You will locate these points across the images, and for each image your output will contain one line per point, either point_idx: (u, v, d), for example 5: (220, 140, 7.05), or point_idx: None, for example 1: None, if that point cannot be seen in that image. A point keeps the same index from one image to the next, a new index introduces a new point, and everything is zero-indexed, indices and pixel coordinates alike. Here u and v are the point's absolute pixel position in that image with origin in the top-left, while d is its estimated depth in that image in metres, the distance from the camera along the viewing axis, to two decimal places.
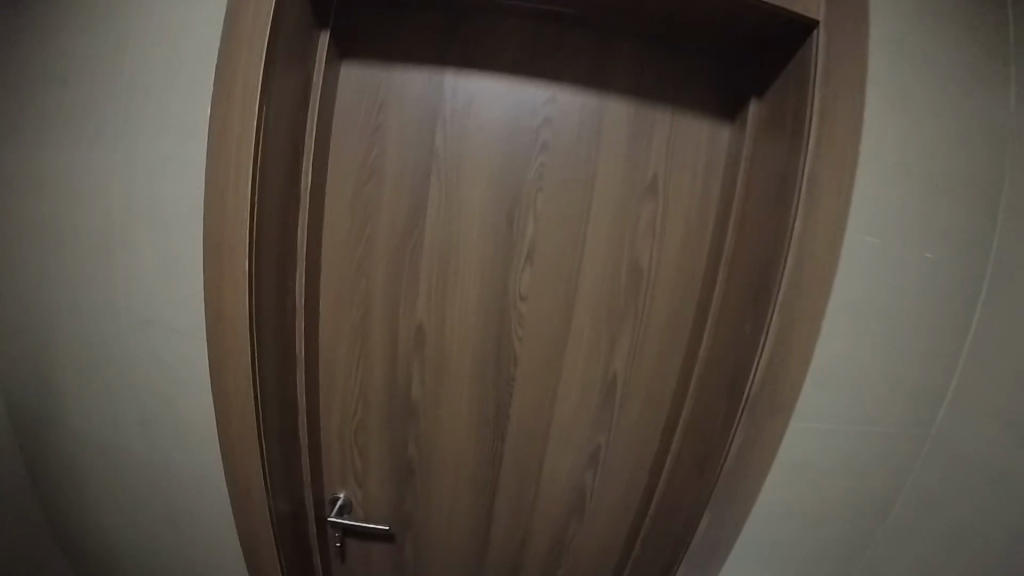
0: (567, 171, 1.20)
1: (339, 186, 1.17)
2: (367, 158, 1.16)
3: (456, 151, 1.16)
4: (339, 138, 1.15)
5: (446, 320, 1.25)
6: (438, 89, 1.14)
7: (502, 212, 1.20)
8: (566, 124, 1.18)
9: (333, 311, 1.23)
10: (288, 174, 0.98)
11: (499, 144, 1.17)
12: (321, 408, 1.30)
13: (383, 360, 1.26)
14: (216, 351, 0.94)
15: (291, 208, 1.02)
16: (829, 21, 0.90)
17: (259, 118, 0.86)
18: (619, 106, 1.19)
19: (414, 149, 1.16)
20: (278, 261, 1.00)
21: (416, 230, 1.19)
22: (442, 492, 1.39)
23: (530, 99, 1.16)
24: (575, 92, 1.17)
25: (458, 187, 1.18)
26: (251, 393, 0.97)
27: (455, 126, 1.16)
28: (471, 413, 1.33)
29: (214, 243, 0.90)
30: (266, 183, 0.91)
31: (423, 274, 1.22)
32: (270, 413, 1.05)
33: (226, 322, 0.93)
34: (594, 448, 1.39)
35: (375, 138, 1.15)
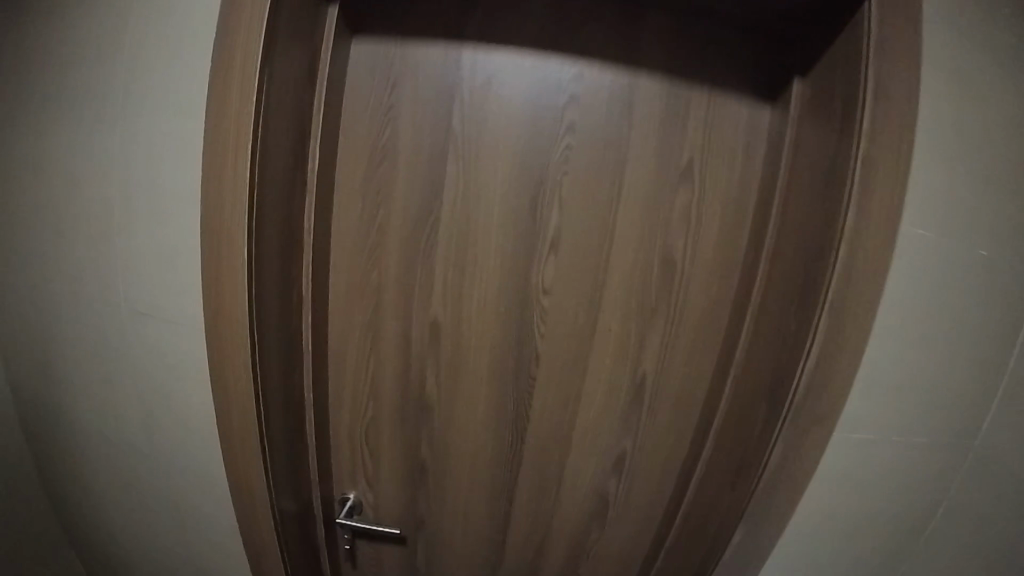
0: (595, 156, 1.11)
1: (349, 171, 1.11)
2: (379, 140, 1.09)
3: (473, 133, 1.08)
4: (350, 120, 1.09)
5: (461, 316, 1.18)
6: (457, 66, 1.06)
7: (524, 200, 1.11)
8: (595, 104, 1.09)
9: (342, 303, 1.17)
10: (292, 155, 0.91)
11: (520, 126, 1.08)
12: (331, 403, 1.24)
13: (395, 356, 1.20)
14: (217, 346, 0.89)
15: (297, 192, 0.95)
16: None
17: (258, 94, 0.79)
18: (653, 85, 1.09)
19: (429, 130, 1.08)
20: (282, 249, 0.94)
21: (431, 218, 1.12)
22: (456, 493, 1.33)
23: (555, 76, 1.07)
24: (604, 69, 1.07)
25: (476, 172, 1.09)
26: (252, 390, 0.91)
27: (474, 106, 1.07)
28: (488, 412, 1.26)
29: (211, 230, 0.84)
30: (266, 164, 0.84)
31: (437, 265, 1.14)
32: (273, 409, 0.99)
33: (225, 314, 0.87)
34: (620, 453, 1.30)
35: (388, 118, 1.08)
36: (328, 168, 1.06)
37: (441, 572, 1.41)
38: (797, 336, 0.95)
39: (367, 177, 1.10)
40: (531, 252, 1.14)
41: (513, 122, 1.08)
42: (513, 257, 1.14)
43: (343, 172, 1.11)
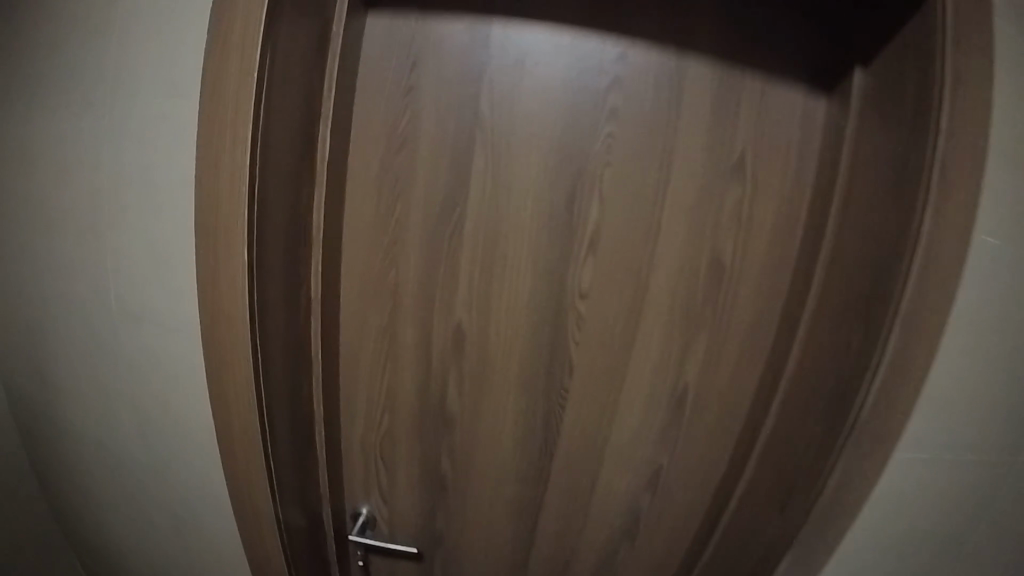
0: (637, 145, 0.99)
1: (361, 161, 1.00)
2: (396, 126, 0.98)
3: (501, 119, 0.97)
4: (365, 103, 0.98)
5: (484, 321, 1.07)
6: (484, 44, 0.95)
7: (557, 194, 1.00)
8: (640, 88, 0.96)
9: (354, 305, 1.07)
10: (300, 141, 0.82)
11: (553, 111, 0.96)
12: (342, 412, 1.15)
13: (413, 363, 1.10)
14: (214, 353, 0.81)
15: (304, 182, 0.86)
16: None
17: (260, 70, 0.69)
18: (705, 67, 0.96)
19: (452, 116, 0.97)
20: (288, 246, 0.85)
21: (452, 214, 1.01)
22: (476, 509, 1.23)
23: (595, 56, 0.95)
24: (650, 49, 0.95)
25: (503, 162, 0.98)
26: (254, 400, 0.82)
27: (502, 88, 0.96)
28: (512, 425, 1.15)
29: (206, 224, 0.75)
30: (269, 150, 0.75)
31: (460, 265, 1.04)
32: (278, 419, 0.90)
33: (223, 317, 0.78)
34: (654, 473, 1.18)
35: (407, 103, 0.97)
36: (340, 157, 0.96)
37: None
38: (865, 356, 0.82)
39: (382, 167, 1.00)
40: (564, 254, 1.03)
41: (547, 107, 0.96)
42: (542, 259, 1.03)
43: (355, 161, 1.01)
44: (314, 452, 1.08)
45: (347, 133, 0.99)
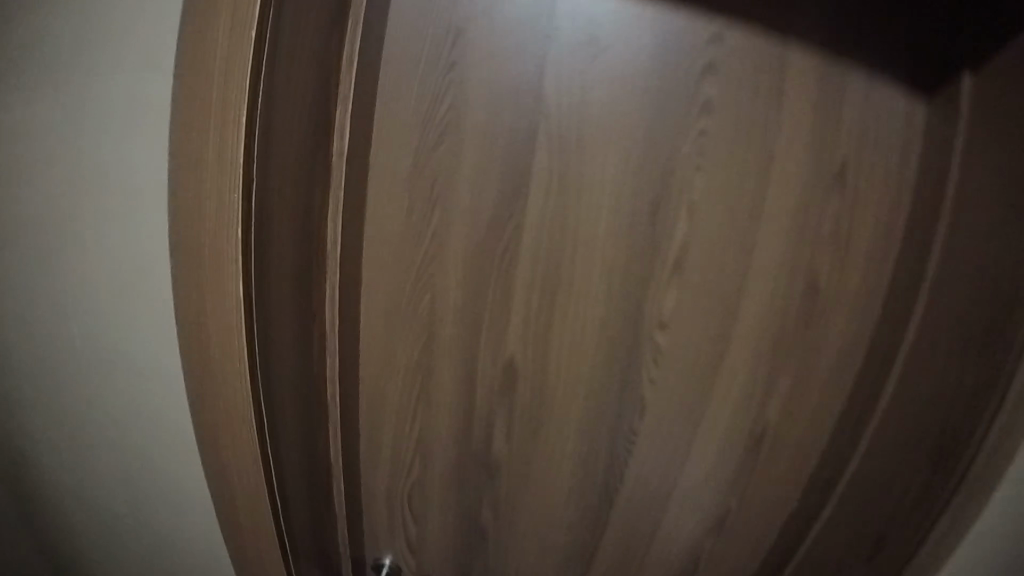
0: (735, 131, 0.79)
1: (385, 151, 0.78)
2: (432, 107, 0.76)
3: (567, 99, 0.76)
4: (388, 74, 0.76)
5: (536, 350, 0.87)
6: (547, 9, 0.73)
7: (633, 193, 0.79)
8: (738, 73, 0.77)
9: (376, 331, 0.86)
10: (310, 131, 0.63)
11: (632, 89, 0.76)
12: (363, 459, 0.96)
13: (451, 399, 0.90)
14: (208, 397, 0.63)
15: (319, 169, 0.67)
16: None
17: (262, 34, 0.53)
18: (808, 48, 0.77)
19: (505, 95, 0.76)
20: (298, 263, 0.67)
21: (500, 217, 0.80)
22: (518, 568, 1.04)
23: (687, 32, 0.75)
24: (747, 24, 0.75)
25: (571, 154, 0.77)
26: (258, 456, 0.66)
27: (568, 59, 0.75)
28: (565, 473, 0.96)
29: (189, 239, 0.58)
30: (271, 142, 0.57)
31: (517, 290, 0.83)
32: (287, 460, 0.72)
33: (219, 358, 0.61)
34: (721, 523, 0.99)
35: (446, 81, 0.75)
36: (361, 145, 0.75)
37: None
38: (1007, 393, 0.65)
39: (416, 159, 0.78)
40: (637, 266, 0.82)
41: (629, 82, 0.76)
42: (610, 272, 0.82)
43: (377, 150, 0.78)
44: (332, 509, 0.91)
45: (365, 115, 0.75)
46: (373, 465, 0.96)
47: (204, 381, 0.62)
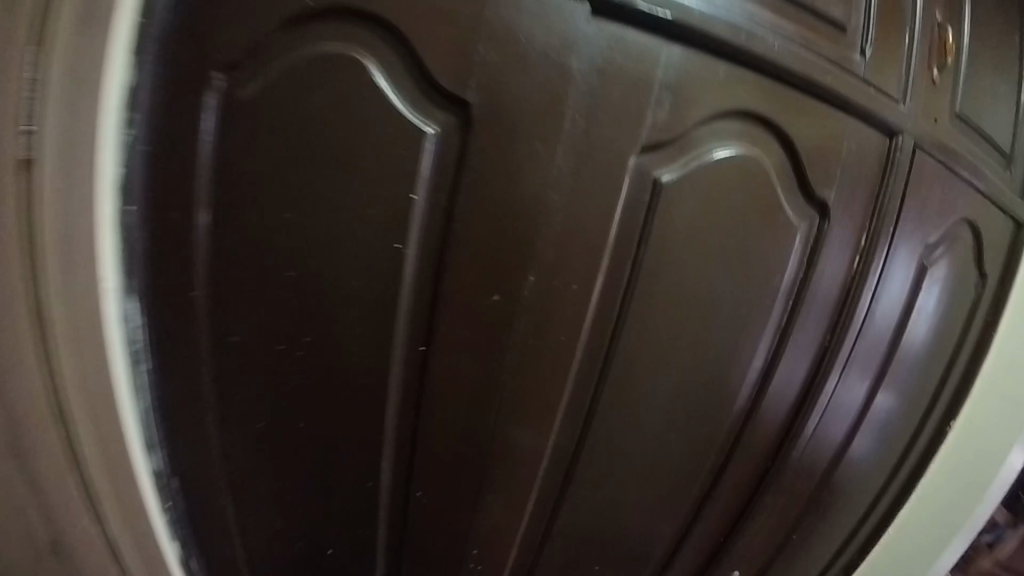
0: (938, 277, 0.93)
1: (437, 291, 0.43)
2: (600, 213, 0.43)
3: (827, 234, 0.60)
4: (420, 126, 0.39)
5: (887, 317, 0.83)
6: (862, 287, 0.71)
7: (805, 379, 0.73)
8: (909, 250, 0.79)
9: (865, 345, 0.81)
10: (844, 414, 0.85)
11: (874, 219, 0.67)
12: (799, 498, 0.87)
13: (883, 398, 0.91)
14: (874, 423, 0.93)
15: (834, 421, 0.83)
16: (935, 283, 0.94)
17: (876, 272, 0.71)
18: (927, 211, 0.79)
19: (671, 162, 0.44)
20: (789, 478, 0.82)
21: (682, 374, 0.54)
22: (868, 474, 0.99)
23: (882, 179, 0.66)
24: (909, 226, 0.75)
25: (835, 313, 0.71)
26: (817, 486, 0.89)
27: (747, 160, 0.47)
28: (881, 452, 0.99)
29: (855, 398, 0.85)
30: (844, 394, 0.83)
31: (872, 347, 0.83)
32: (821, 458, 0.86)
33: (810, 459, 0.84)
34: (956, 388, 1.18)
35: (837, 213, 0.60)
36: (393, 274, 0.43)
37: (859, 478, 0.97)
38: (993, 292, 1.17)
39: (575, 305, 0.45)
40: (855, 446, 0.91)
41: (764, 165, 0.49)
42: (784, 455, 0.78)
43: (427, 298, 0.44)
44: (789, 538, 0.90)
45: (364, 216, 0.41)
46: (778, 495, 0.81)
47: (856, 393, 0.85)
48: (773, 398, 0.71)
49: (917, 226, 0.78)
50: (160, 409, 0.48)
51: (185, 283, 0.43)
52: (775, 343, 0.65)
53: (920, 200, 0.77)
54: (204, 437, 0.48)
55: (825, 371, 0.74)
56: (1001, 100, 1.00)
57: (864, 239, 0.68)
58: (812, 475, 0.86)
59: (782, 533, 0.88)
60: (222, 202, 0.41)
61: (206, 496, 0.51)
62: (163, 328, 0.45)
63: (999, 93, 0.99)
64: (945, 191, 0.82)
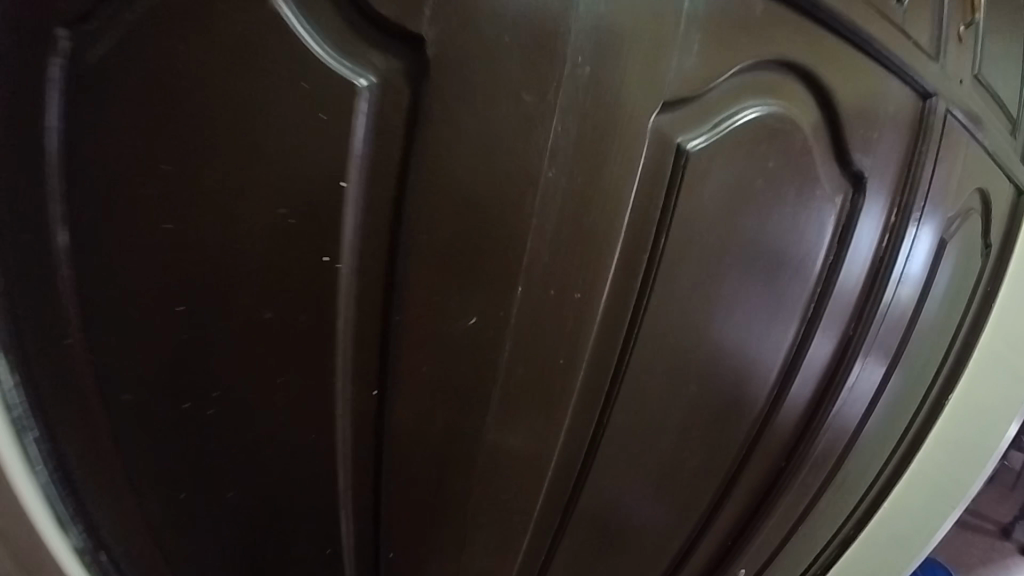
0: (951, 252, 0.86)
1: (390, 316, 0.31)
2: (611, 198, 0.30)
3: (862, 207, 0.51)
4: (350, 80, 0.27)
5: (907, 296, 0.74)
6: (890, 260, 0.62)
7: (825, 371, 0.64)
8: (932, 220, 0.70)
9: (885, 326, 0.72)
10: (861, 402, 0.76)
11: (906, 187, 0.59)
12: (811, 493, 0.78)
13: (895, 380, 0.84)
14: (885, 406, 0.85)
15: (851, 410, 0.75)
16: (951, 257, 0.86)
17: (904, 245, 0.62)
18: (952, 176, 0.71)
19: (696, 124, 0.32)
20: (804, 477, 0.72)
21: (699, 388, 0.45)
22: (872, 459, 0.92)
23: (915, 137, 0.57)
24: (936, 191, 0.66)
25: (860, 296, 0.62)
26: (829, 480, 0.80)
27: (787, 115, 0.38)
28: (886, 434, 0.92)
29: (872, 384, 0.77)
30: (862, 381, 0.74)
31: (891, 327, 0.74)
32: (837, 451, 0.77)
33: (824, 453, 0.75)
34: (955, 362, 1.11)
35: (871, 177, 0.51)
36: (328, 294, 0.31)
37: (865, 464, 0.89)
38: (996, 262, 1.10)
39: (577, 328, 0.32)
40: (866, 434, 0.83)
41: (795, 120, 0.39)
42: (802, 457, 0.68)
43: (379, 323, 0.32)
44: (795, 536, 0.82)
45: (277, 213, 0.30)
46: (791, 496, 0.72)
47: (874, 378, 0.76)
48: (794, 393, 0.61)
49: (941, 192, 0.69)
50: (59, 480, 0.39)
51: (56, 323, 0.35)
52: (803, 332, 0.55)
53: (947, 166, 0.68)
54: (114, 509, 0.40)
55: (848, 357, 0.65)
56: (1012, 55, 0.91)
57: (895, 207, 0.58)
58: (826, 471, 0.77)
59: (789, 531, 0.80)
60: (78, 200, 0.33)
61: (142, 573, 0.42)
62: (34, 368, 0.37)
63: (1010, 46, 0.90)
64: (966, 155, 0.74)
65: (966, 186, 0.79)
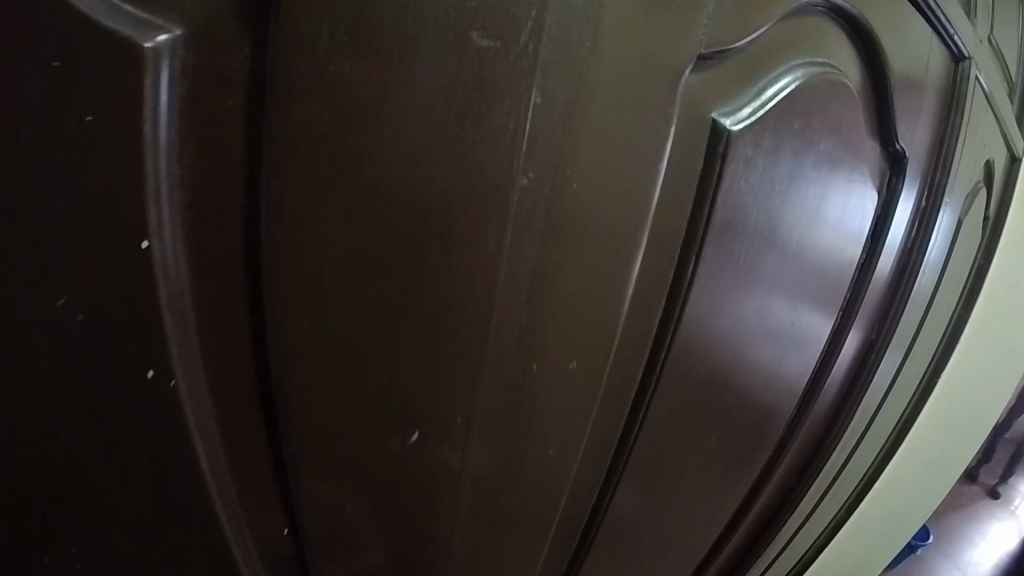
0: (972, 233, 0.77)
1: (275, 444, 0.18)
2: (623, 221, 0.18)
3: (900, 191, 0.42)
4: (137, 38, 0.14)
5: (927, 284, 0.66)
6: (916, 247, 0.53)
7: (846, 377, 0.55)
8: (954, 196, 0.62)
9: (908, 321, 0.63)
10: (880, 403, 0.67)
11: (938, 165, 0.50)
12: (825, 508, 0.69)
13: (910, 377, 0.75)
14: (900, 406, 0.77)
15: (871, 416, 0.65)
16: (970, 237, 0.77)
17: (933, 229, 0.53)
18: (971, 146, 0.62)
19: (734, 89, 0.21)
20: (818, 492, 0.63)
21: (721, 431, 0.35)
22: (885, 460, 0.83)
23: (945, 104, 0.48)
24: (960, 164, 0.57)
25: (886, 291, 0.53)
26: (842, 490, 0.71)
27: (842, 81, 0.28)
28: (900, 434, 0.83)
29: (891, 386, 0.68)
30: (883, 383, 0.65)
31: (913, 319, 0.65)
32: (853, 461, 0.68)
33: (843, 466, 0.66)
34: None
35: (908, 153, 0.42)
36: (170, 429, 0.17)
37: (874, 466, 0.81)
38: None
39: (569, 410, 0.21)
40: (880, 436, 0.75)
41: (845, 81, 0.29)
42: (817, 474, 0.58)
43: (263, 461, 0.19)
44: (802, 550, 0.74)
45: (34, 304, 0.16)
46: (803, 516, 0.63)
47: (893, 376, 0.68)
48: (815, 409, 0.52)
49: (961, 166, 0.61)
50: None
51: None
52: (830, 341, 0.46)
53: (968, 136, 0.59)
54: None
55: (869, 359, 0.56)
56: None
57: (923, 185, 0.50)
58: (840, 481, 0.69)
59: (797, 549, 0.71)
60: None
61: None
62: None
63: None
64: (982, 123, 0.65)
65: (982, 158, 0.70)
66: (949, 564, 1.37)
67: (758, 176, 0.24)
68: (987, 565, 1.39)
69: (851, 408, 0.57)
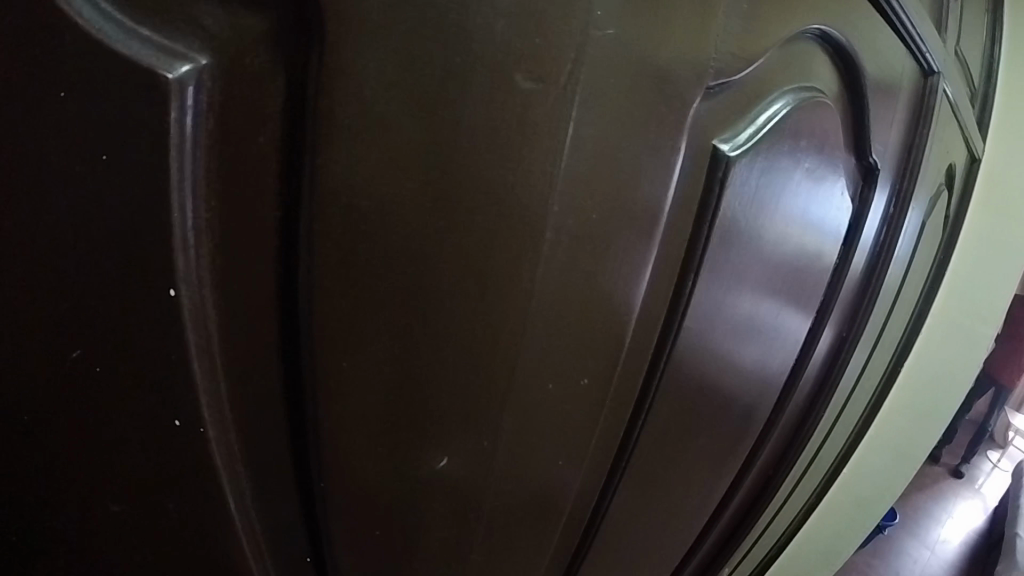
0: (937, 229, 0.79)
1: (305, 482, 0.19)
2: (633, 247, 0.19)
3: (873, 199, 0.44)
4: (157, 67, 0.13)
5: (893, 282, 0.68)
6: (886, 248, 0.55)
7: (820, 374, 0.57)
8: (919, 198, 0.64)
9: (878, 319, 0.66)
10: (850, 396, 0.70)
11: (907, 172, 0.52)
12: (797, 498, 0.72)
13: (877, 370, 0.78)
14: (867, 397, 0.79)
15: (842, 408, 0.68)
16: (936, 235, 0.80)
17: (902, 231, 0.55)
18: (936, 151, 0.65)
19: (734, 116, 0.22)
20: (792, 482, 0.65)
21: (711, 432, 0.36)
22: (853, 449, 0.86)
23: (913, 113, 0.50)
24: (926, 168, 0.60)
25: (857, 292, 0.55)
26: (813, 480, 0.74)
27: (824, 101, 0.29)
28: (868, 425, 0.86)
29: (860, 379, 0.70)
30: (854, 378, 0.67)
31: (881, 315, 0.68)
32: (823, 451, 0.70)
33: (814, 457, 0.68)
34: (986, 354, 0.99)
35: (879, 163, 0.43)
36: (200, 465, 0.18)
37: (842, 455, 0.84)
38: None
39: (575, 426, 0.22)
40: (848, 427, 0.77)
41: (827, 98, 0.31)
42: (792, 466, 0.60)
43: (286, 485, 0.19)
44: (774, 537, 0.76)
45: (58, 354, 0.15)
46: (777, 507, 0.65)
47: (862, 371, 0.70)
48: (791, 406, 0.53)
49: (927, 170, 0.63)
50: None
51: None
52: (806, 342, 0.48)
53: (935, 141, 0.61)
54: None
55: (842, 356, 0.58)
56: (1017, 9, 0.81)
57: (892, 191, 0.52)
58: (812, 472, 0.71)
59: (771, 538, 0.74)
60: None
61: None
62: None
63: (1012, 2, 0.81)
64: (947, 127, 0.67)
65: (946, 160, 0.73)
66: (916, 543, 1.41)
67: (748, 196, 0.25)
68: (954, 543, 1.44)
69: (825, 404, 0.59)
